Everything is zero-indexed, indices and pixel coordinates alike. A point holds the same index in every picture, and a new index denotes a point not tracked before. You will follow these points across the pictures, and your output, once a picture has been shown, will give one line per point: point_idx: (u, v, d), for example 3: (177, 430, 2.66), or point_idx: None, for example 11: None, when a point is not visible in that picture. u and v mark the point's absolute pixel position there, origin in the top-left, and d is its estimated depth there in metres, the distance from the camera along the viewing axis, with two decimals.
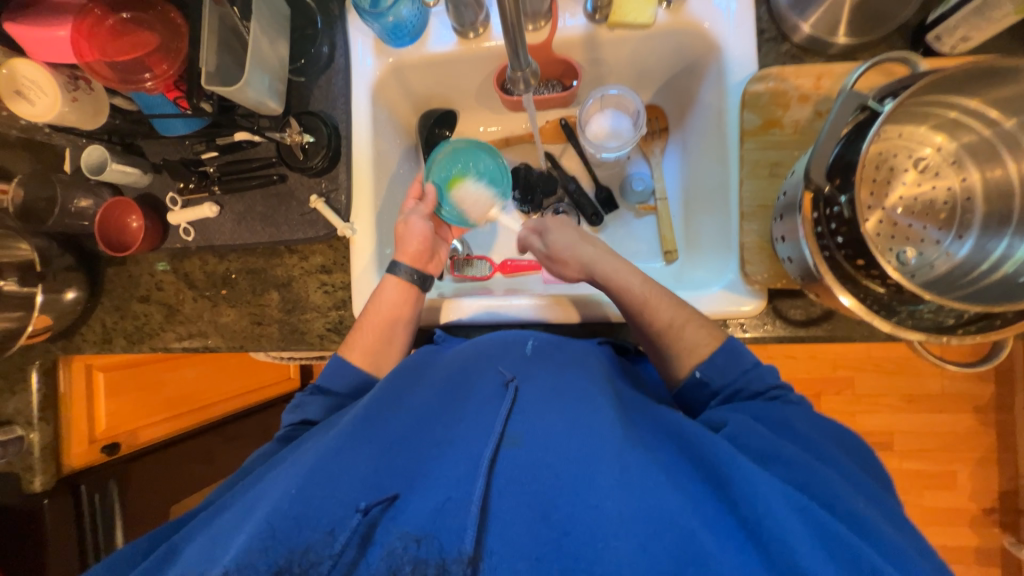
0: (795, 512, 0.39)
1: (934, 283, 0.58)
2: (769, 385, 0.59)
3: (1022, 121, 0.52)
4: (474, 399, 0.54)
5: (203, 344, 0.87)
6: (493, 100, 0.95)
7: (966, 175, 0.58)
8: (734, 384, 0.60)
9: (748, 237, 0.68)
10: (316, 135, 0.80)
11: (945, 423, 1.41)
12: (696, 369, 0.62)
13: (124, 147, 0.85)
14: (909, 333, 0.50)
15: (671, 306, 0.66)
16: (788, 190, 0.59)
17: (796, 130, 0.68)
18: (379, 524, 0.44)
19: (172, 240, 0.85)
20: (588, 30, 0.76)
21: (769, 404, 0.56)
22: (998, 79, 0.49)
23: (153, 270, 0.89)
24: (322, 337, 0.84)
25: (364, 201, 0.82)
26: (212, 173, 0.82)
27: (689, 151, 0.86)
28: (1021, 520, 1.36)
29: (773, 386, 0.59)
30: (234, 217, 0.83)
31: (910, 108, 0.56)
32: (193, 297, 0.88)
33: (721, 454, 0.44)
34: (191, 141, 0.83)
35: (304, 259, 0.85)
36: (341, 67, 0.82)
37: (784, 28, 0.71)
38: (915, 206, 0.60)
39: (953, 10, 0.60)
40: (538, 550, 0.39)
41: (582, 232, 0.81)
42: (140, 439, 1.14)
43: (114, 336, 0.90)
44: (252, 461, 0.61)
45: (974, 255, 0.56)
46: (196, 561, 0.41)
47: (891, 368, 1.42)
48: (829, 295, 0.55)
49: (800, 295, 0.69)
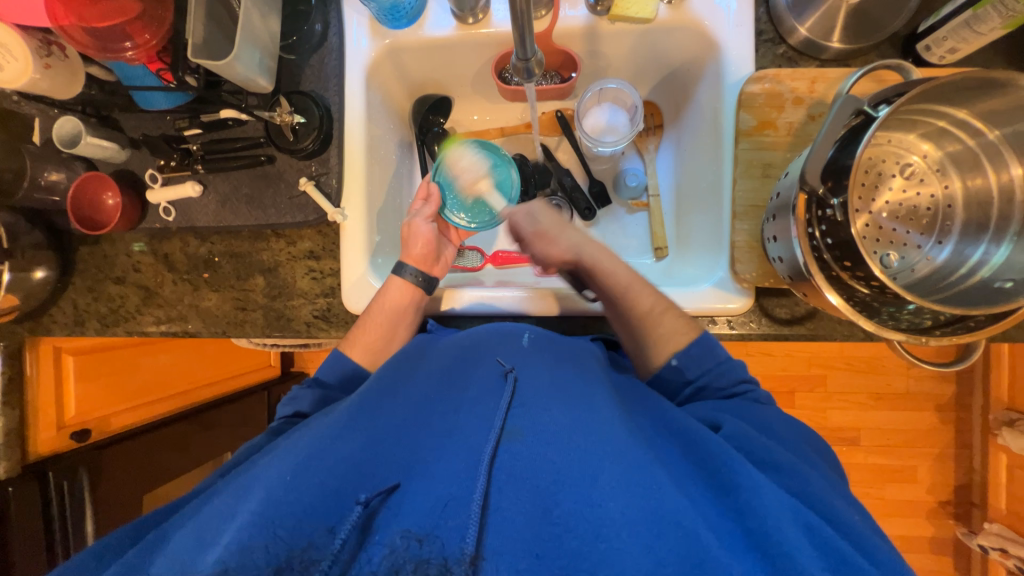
0: (800, 527, 0.40)
1: (915, 286, 0.60)
2: (737, 381, 0.62)
3: (1005, 133, 0.54)
4: (472, 390, 0.55)
5: (183, 329, 0.84)
6: (489, 89, 0.93)
7: (948, 184, 0.60)
8: (705, 376, 0.62)
9: (739, 236, 0.70)
10: (306, 116, 0.77)
11: (910, 420, 1.48)
12: (672, 357, 0.64)
13: (99, 119, 0.80)
14: (890, 332, 0.52)
15: (653, 295, 0.69)
16: (781, 191, 0.60)
17: (789, 132, 0.69)
18: (378, 514, 0.44)
19: (151, 219, 0.82)
20: (589, 22, 0.75)
21: (742, 403, 0.59)
22: (984, 91, 0.51)
23: (130, 251, 0.85)
24: (310, 324, 0.82)
25: (356, 186, 0.80)
26: (195, 151, 0.79)
27: (683, 149, 0.87)
28: (973, 511, 1.45)
29: (742, 380, 0.62)
30: (219, 198, 0.80)
31: (901, 117, 0.58)
32: (173, 280, 0.85)
33: (728, 461, 0.45)
34: (172, 116, 0.80)
35: (292, 244, 0.82)
36: (334, 46, 0.80)
37: (781, 30, 0.72)
38: (900, 211, 0.62)
39: (943, 21, 0.61)
40: (539, 547, 0.40)
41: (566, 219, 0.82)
42: (113, 425, 1.11)
43: (87, 318, 0.86)
44: (242, 452, 0.60)
45: (952, 259, 0.59)
46: (185, 554, 0.40)
47: (861, 367, 1.48)
48: (817, 294, 0.56)
49: (786, 294, 0.71)
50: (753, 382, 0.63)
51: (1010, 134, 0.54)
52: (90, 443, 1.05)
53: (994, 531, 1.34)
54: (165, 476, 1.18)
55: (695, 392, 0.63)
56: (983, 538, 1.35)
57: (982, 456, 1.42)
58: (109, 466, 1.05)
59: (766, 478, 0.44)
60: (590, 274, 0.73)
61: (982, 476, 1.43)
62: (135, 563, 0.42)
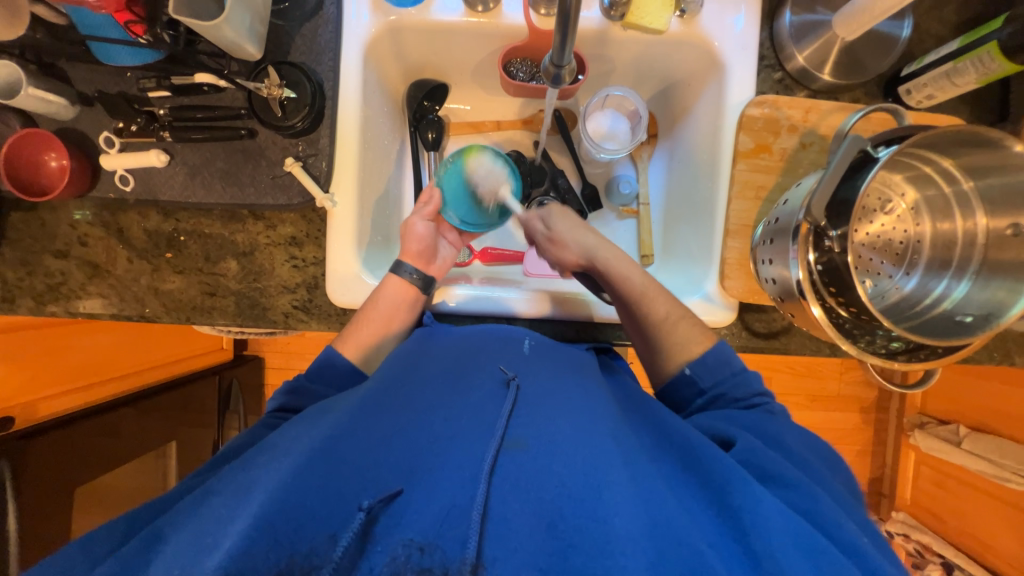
0: (800, 551, 0.41)
1: (887, 312, 0.67)
2: (753, 394, 0.64)
3: (978, 185, 0.61)
4: (474, 394, 0.54)
5: (139, 313, 0.76)
6: (488, 79, 0.90)
7: (920, 223, 0.66)
8: (717, 390, 0.65)
9: (730, 253, 0.73)
10: (297, 91, 0.71)
11: (838, 420, 1.64)
12: (686, 366, 0.67)
13: (41, 67, 0.70)
14: (869, 356, 0.57)
15: (668, 303, 0.70)
16: (780, 217, 0.63)
17: (782, 157, 0.73)
18: (378, 521, 0.42)
19: (104, 188, 0.73)
20: (601, 26, 0.75)
21: (757, 415, 0.61)
22: (971, 146, 0.57)
23: (74, 221, 0.75)
24: (288, 315, 0.77)
25: (348, 171, 0.75)
26: (161, 116, 0.71)
27: (677, 162, 0.89)
28: (883, 500, 1.64)
29: (758, 393, 0.64)
30: (187, 170, 0.73)
31: (896, 157, 0.64)
32: (127, 258, 0.76)
33: (731, 481, 0.47)
34: (133, 73, 0.71)
35: (272, 228, 0.76)
36: (330, 17, 0.74)
37: (781, 56, 0.75)
38: (876, 243, 0.67)
39: (926, 68, 0.67)
40: (544, 561, 0.39)
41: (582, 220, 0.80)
42: (41, 413, 0.99)
43: (18, 294, 0.76)
44: (238, 443, 0.58)
45: (918, 290, 0.66)
46: (182, 557, 0.37)
47: (802, 371, 1.61)
48: (803, 315, 0.61)
49: (766, 310, 0.76)
50: (763, 392, 0.65)
51: (983, 187, 0.60)
52: (17, 430, 0.93)
53: (900, 519, 1.53)
54: (103, 467, 1.07)
55: (710, 402, 0.65)
56: (891, 524, 1.53)
57: (893, 453, 1.61)
58: (37, 458, 0.93)
59: (767, 493, 0.46)
60: (607, 279, 0.74)
61: (892, 469, 1.62)
62: (133, 561, 0.40)
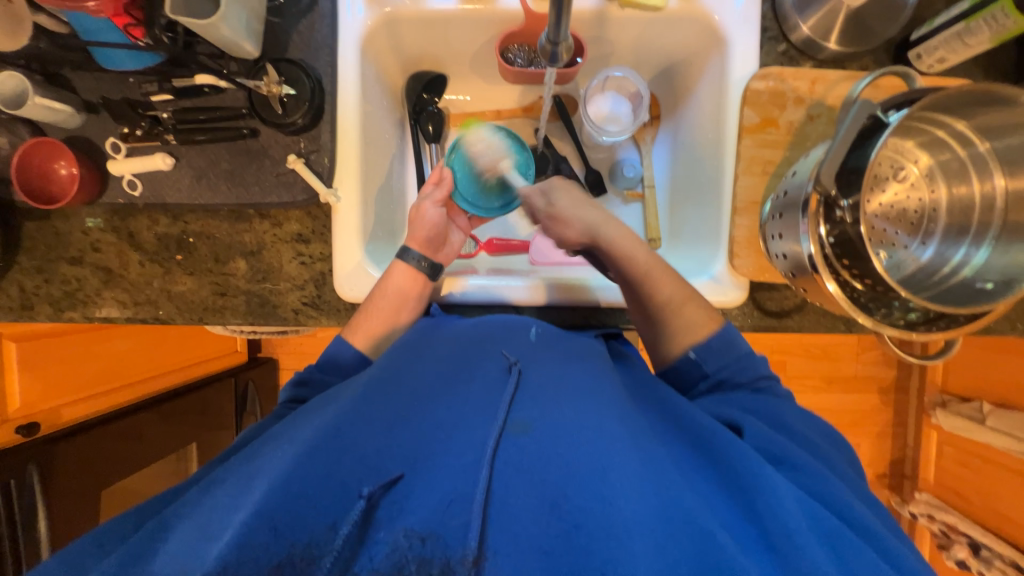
0: (814, 534, 0.41)
1: (905, 282, 0.65)
2: (745, 380, 0.64)
3: (995, 146, 0.59)
4: (475, 383, 0.54)
5: (154, 315, 0.78)
6: (486, 68, 0.90)
7: (935, 189, 0.65)
8: (724, 370, 0.65)
9: (739, 231, 0.72)
10: (297, 88, 0.72)
11: (858, 401, 1.61)
12: (691, 350, 0.66)
13: (46, 77, 0.72)
14: (886, 327, 0.55)
15: (684, 288, 0.69)
16: (789, 190, 0.62)
17: (789, 131, 0.71)
18: (378, 508, 0.43)
19: (113, 194, 0.74)
20: (599, 7, 0.74)
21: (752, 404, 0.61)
22: (987, 105, 0.56)
23: (86, 228, 0.77)
24: (297, 312, 0.78)
25: (350, 165, 0.76)
26: (165, 119, 0.71)
27: (680, 142, 0.88)
28: (905, 481, 1.61)
29: (750, 382, 0.65)
30: (193, 172, 0.73)
31: (905, 122, 0.63)
32: (139, 261, 0.77)
33: (739, 462, 0.46)
34: (137, 78, 0.72)
35: (278, 226, 0.77)
36: (326, 12, 0.74)
37: (785, 27, 0.74)
38: (890, 213, 0.66)
39: (936, 31, 0.65)
40: (548, 543, 0.39)
41: (584, 198, 0.79)
42: (63, 419, 1.02)
43: (37, 302, 0.77)
44: (243, 437, 0.58)
45: (935, 259, 0.64)
46: (185, 549, 0.38)
47: (817, 353, 1.59)
48: (815, 289, 0.59)
49: (777, 288, 0.74)
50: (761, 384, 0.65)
51: (999, 147, 0.59)
52: (41, 436, 0.96)
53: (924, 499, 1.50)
54: (126, 469, 1.09)
55: (704, 384, 0.65)
56: (914, 506, 1.50)
57: (915, 434, 1.58)
58: (63, 462, 0.96)
59: (777, 476, 0.46)
60: (610, 259, 0.72)
61: (915, 450, 1.59)
62: (136, 552, 0.40)
